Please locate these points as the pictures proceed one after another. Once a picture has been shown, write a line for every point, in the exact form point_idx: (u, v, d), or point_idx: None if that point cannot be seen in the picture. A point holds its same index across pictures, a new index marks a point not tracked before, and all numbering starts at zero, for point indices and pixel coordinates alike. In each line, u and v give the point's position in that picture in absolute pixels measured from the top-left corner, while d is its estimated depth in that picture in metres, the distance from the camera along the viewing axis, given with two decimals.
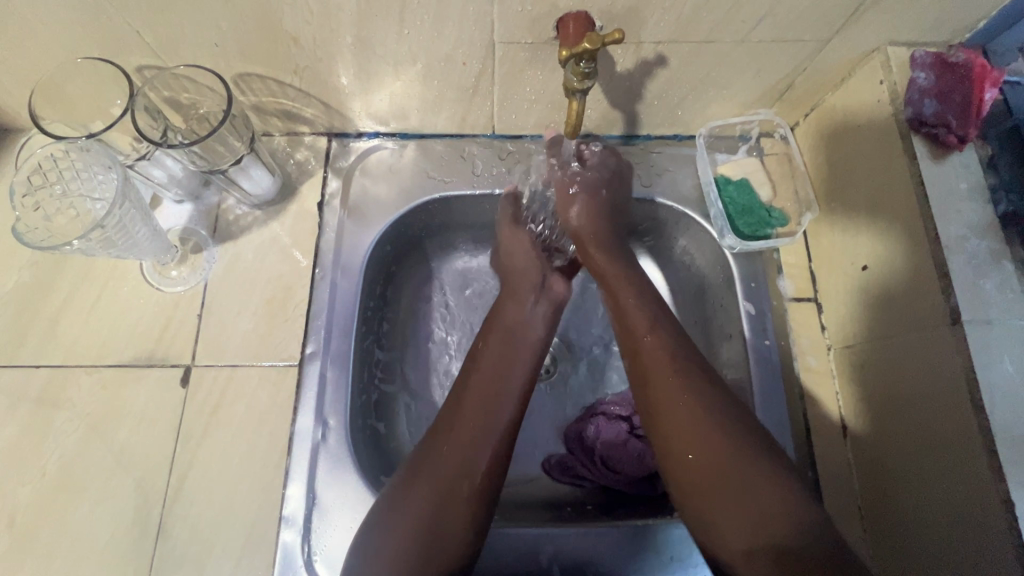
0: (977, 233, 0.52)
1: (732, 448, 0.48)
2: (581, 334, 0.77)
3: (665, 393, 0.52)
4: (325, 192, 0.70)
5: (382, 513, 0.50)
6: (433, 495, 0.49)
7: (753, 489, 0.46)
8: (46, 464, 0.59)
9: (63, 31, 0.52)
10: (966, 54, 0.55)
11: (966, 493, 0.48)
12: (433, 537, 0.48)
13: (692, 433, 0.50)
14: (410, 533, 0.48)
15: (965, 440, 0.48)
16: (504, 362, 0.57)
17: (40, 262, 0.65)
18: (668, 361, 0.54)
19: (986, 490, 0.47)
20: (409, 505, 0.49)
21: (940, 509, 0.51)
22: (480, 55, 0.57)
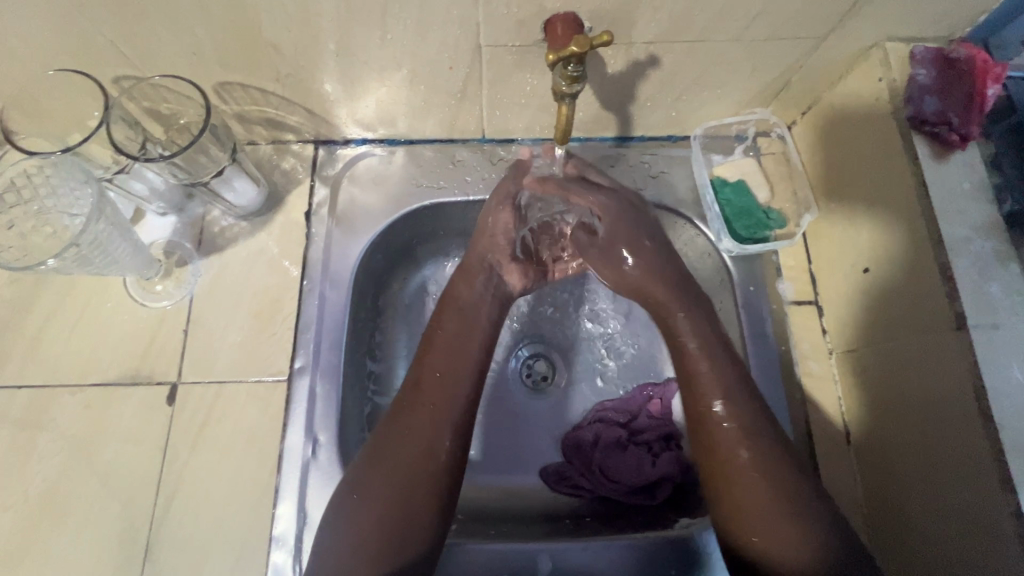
0: (981, 234, 0.51)
1: (774, 498, 0.47)
2: (555, 330, 0.76)
3: (718, 436, 0.50)
4: (312, 201, 0.69)
5: (340, 512, 0.49)
6: (389, 495, 0.49)
7: (787, 532, 0.46)
8: (30, 488, 0.57)
9: (34, 41, 0.50)
10: (966, 50, 0.54)
11: (973, 496, 0.47)
12: (388, 539, 0.47)
13: (740, 477, 0.48)
14: (367, 534, 0.47)
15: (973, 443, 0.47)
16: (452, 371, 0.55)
17: (21, 279, 0.64)
18: (727, 402, 0.51)
19: (992, 494, 0.45)
20: (363, 508, 0.48)
21: (946, 513, 0.50)
22: (467, 58, 0.56)
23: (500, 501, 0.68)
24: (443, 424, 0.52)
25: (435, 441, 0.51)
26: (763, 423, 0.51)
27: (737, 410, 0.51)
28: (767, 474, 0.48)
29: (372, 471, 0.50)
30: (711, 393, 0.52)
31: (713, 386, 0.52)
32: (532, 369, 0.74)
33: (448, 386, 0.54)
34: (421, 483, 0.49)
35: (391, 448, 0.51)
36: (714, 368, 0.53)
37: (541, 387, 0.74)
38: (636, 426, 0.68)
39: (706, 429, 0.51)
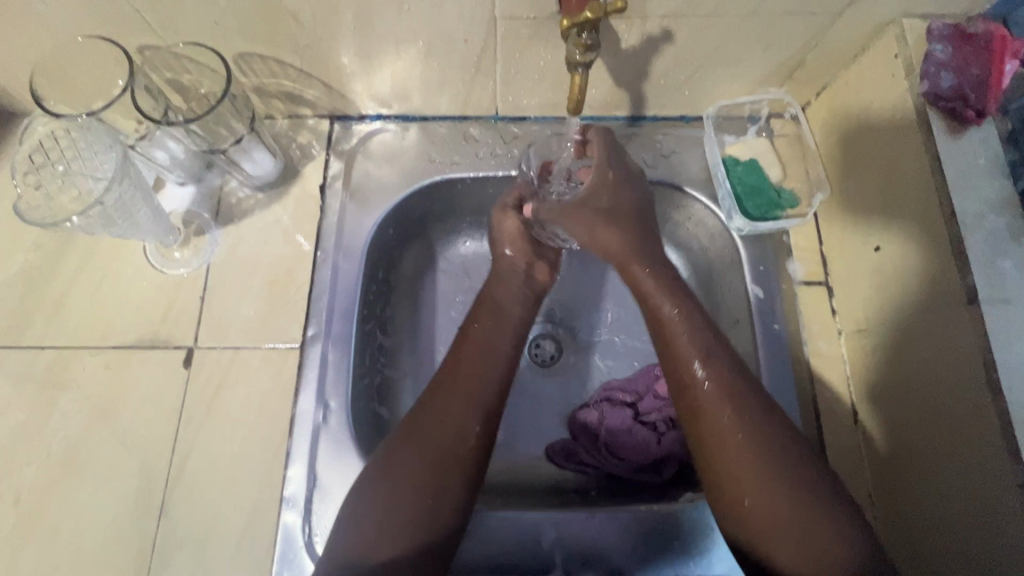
0: (995, 210, 0.50)
1: (758, 450, 0.48)
2: (568, 311, 0.77)
3: (699, 395, 0.51)
4: (327, 174, 0.70)
5: (350, 511, 0.49)
6: (417, 472, 0.49)
7: (773, 489, 0.47)
8: (51, 444, 0.59)
9: (65, 7, 0.52)
10: (985, 24, 0.53)
11: (993, 508, 0.46)
12: (405, 523, 0.47)
13: (724, 438, 0.49)
14: (386, 544, 0.47)
15: (992, 455, 0.46)
16: (475, 381, 0.54)
17: (46, 244, 0.65)
18: (705, 365, 0.52)
19: (1006, 488, 0.45)
20: (386, 477, 0.49)
21: (957, 520, 0.49)
22: (482, 31, 0.56)
23: (506, 476, 0.68)
24: (475, 413, 0.52)
25: (453, 451, 0.50)
26: (771, 420, 0.50)
27: (723, 375, 0.51)
28: (793, 495, 0.46)
29: (383, 473, 0.50)
30: (692, 354, 0.52)
31: (692, 346, 0.53)
32: (540, 349, 0.75)
33: (473, 395, 0.53)
34: (437, 474, 0.49)
35: (410, 448, 0.50)
36: (689, 328, 0.54)
37: (549, 366, 0.74)
38: (643, 405, 0.68)
39: (688, 388, 0.52)
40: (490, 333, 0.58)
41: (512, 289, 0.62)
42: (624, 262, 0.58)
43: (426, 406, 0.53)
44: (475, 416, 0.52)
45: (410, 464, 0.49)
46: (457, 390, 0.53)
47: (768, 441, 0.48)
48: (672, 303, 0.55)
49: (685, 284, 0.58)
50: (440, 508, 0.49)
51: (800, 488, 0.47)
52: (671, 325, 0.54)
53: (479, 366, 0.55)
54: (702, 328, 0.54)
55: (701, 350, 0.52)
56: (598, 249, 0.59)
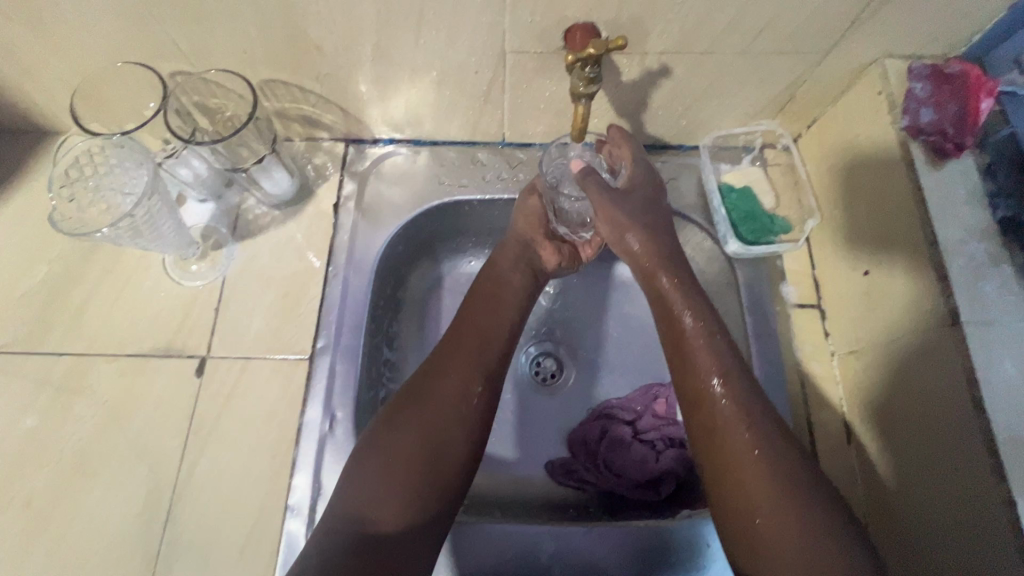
0: (974, 238, 0.53)
1: (767, 468, 0.48)
2: (568, 329, 0.79)
3: (709, 417, 0.52)
4: (340, 194, 0.73)
5: (352, 474, 0.50)
6: (421, 429, 0.52)
7: (779, 503, 0.47)
8: (64, 448, 0.61)
9: (109, 35, 0.56)
10: (960, 65, 0.57)
11: (980, 525, 0.47)
12: (410, 477, 0.50)
13: (739, 457, 0.49)
14: (392, 502, 0.48)
15: (975, 462, 0.47)
16: (479, 345, 0.58)
17: (69, 256, 0.68)
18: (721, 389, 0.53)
19: (994, 504, 0.46)
20: (391, 437, 0.51)
21: (947, 538, 0.50)
22: (492, 64, 0.60)
23: (506, 491, 0.70)
24: (476, 376, 0.56)
25: (455, 414, 0.53)
26: (780, 439, 0.50)
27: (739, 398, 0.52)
28: (799, 509, 0.46)
29: (385, 438, 0.52)
30: (711, 370, 0.54)
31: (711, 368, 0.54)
32: (541, 366, 0.77)
33: (475, 356, 0.57)
34: (441, 429, 0.52)
35: (416, 407, 0.53)
36: (709, 348, 0.55)
37: (549, 384, 0.76)
38: (642, 423, 0.70)
39: (700, 409, 0.53)
40: (496, 311, 0.61)
41: (512, 257, 0.66)
42: (652, 270, 0.60)
43: (418, 398, 0.54)
44: (478, 377, 0.56)
45: (416, 425, 0.52)
46: (462, 354, 0.57)
47: (781, 461, 0.49)
48: (695, 316, 0.57)
49: (709, 302, 0.59)
50: (444, 468, 0.51)
51: (806, 505, 0.47)
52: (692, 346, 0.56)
53: (483, 340, 0.58)
54: (723, 348, 0.55)
55: (718, 368, 0.54)
56: (626, 256, 0.62)
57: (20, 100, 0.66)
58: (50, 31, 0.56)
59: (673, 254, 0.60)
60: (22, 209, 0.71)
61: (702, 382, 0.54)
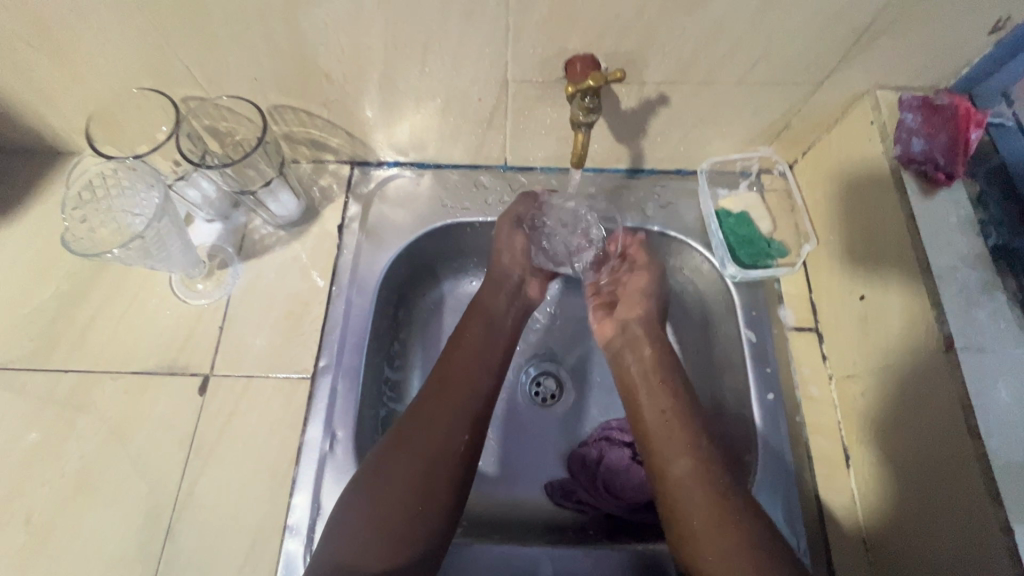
0: (967, 264, 0.54)
1: (727, 542, 0.50)
2: (570, 350, 0.80)
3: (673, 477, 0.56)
4: (345, 215, 0.74)
5: (345, 514, 0.51)
6: (404, 472, 0.53)
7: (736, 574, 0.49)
8: (65, 465, 0.61)
9: (126, 62, 0.58)
10: (949, 98, 0.59)
11: (980, 552, 0.47)
12: (392, 519, 0.51)
13: (695, 511, 0.53)
14: (376, 540, 0.50)
15: (972, 487, 0.47)
16: (464, 389, 0.59)
17: (78, 273, 0.70)
18: (685, 452, 0.57)
19: (990, 532, 0.46)
20: (381, 473, 0.53)
21: (947, 565, 0.50)
22: (495, 92, 0.62)
23: (505, 512, 0.70)
24: (462, 420, 0.57)
25: (440, 463, 0.54)
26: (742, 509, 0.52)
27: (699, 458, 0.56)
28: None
29: (376, 474, 0.53)
30: (676, 447, 0.57)
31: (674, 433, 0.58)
32: (542, 387, 0.78)
33: (460, 401, 0.58)
34: (422, 473, 0.53)
35: (402, 449, 0.54)
36: (676, 415, 0.59)
37: (549, 404, 0.77)
38: None
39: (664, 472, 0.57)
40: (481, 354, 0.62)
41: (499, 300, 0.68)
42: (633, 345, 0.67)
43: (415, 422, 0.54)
44: (463, 422, 0.57)
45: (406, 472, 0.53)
46: (447, 395, 0.58)
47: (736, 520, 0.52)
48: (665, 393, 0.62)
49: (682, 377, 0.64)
50: (425, 512, 0.52)
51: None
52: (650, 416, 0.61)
53: (468, 382, 0.59)
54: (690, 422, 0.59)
55: (684, 443, 0.57)
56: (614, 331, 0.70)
57: (37, 123, 0.68)
58: (70, 57, 0.58)
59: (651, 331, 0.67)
60: (33, 227, 0.72)
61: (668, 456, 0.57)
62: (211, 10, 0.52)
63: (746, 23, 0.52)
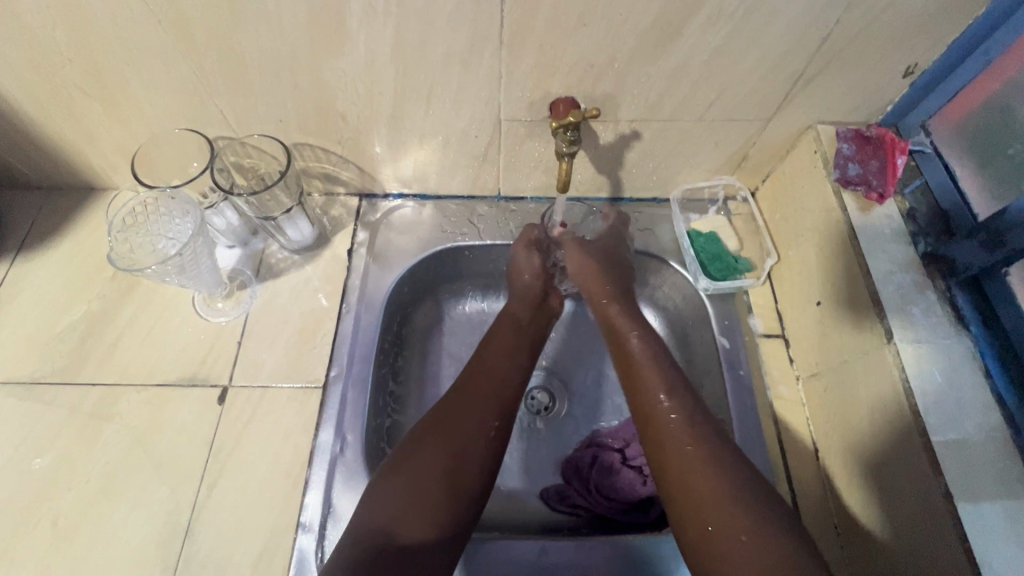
0: (901, 269, 0.62)
1: (712, 478, 0.53)
2: (572, 372, 0.86)
3: (702, 496, 0.52)
4: (354, 241, 0.82)
5: (381, 486, 0.55)
6: (446, 443, 0.58)
7: (729, 510, 0.51)
8: (91, 471, 0.65)
9: (167, 106, 0.67)
10: (877, 130, 0.69)
11: (929, 520, 0.52)
12: (431, 479, 0.55)
13: (688, 474, 0.54)
14: (413, 503, 0.53)
15: (916, 460, 0.54)
16: (499, 370, 0.65)
17: (107, 295, 0.76)
18: (683, 431, 0.57)
19: (936, 501, 0.52)
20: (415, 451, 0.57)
21: (904, 536, 0.55)
22: (489, 130, 0.71)
23: (502, 514, 0.74)
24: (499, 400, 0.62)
25: (479, 436, 0.59)
26: (731, 460, 0.55)
27: (716, 456, 0.55)
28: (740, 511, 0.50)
29: (415, 449, 0.57)
30: (658, 387, 0.62)
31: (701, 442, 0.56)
32: (534, 401, 0.83)
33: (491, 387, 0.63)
34: (474, 437, 0.59)
35: (444, 426, 0.59)
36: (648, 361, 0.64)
37: (549, 418, 0.82)
38: (630, 451, 0.77)
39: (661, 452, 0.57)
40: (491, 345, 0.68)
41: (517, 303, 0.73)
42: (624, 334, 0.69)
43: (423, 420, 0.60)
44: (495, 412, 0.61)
45: (441, 459, 0.56)
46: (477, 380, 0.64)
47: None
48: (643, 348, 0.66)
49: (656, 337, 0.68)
50: (466, 473, 0.56)
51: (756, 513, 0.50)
52: (654, 393, 0.62)
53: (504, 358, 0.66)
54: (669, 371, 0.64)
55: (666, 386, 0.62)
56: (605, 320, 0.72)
57: (79, 161, 0.76)
58: (119, 102, 0.66)
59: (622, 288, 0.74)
60: (66, 254, 0.78)
61: (653, 406, 0.61)
62: (249, 63, 0.61)
63: (701, 70, 0.62)
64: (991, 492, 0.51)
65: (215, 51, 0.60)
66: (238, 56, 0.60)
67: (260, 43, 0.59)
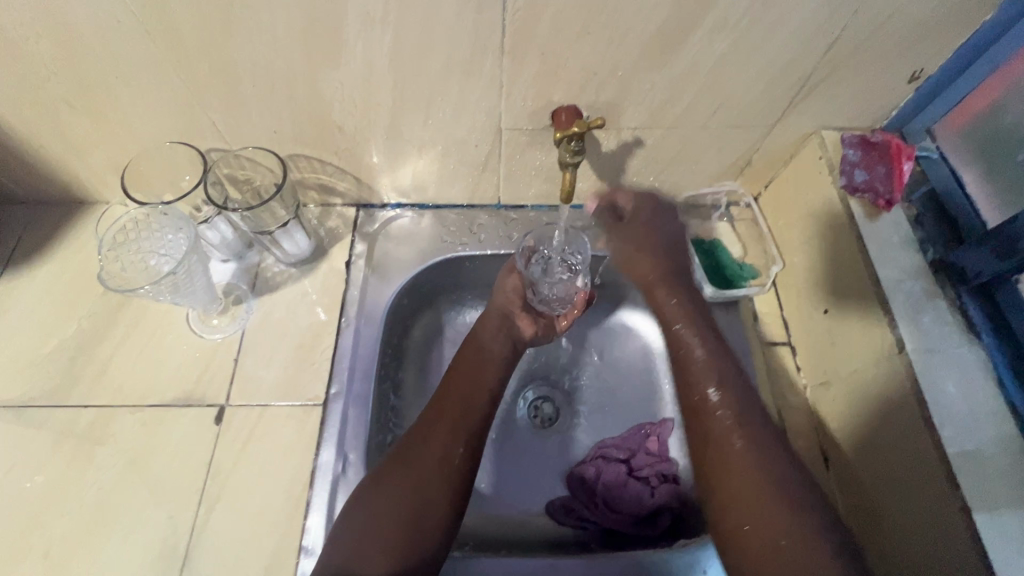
0: (910, 277, 0.61)
1: (757, 475, 0.53)
2: (572, 378, 0.85)
3: (743, 494, 0.52)
4: (352, 252, 0.80)
5: (345, 526, 0.55)
6: (408, 480, 0.56)
7: (768, 510, 0.51)
8: (84, 496, 0.63)
9: (158, 119, 0.65)
10: (882, 135, 0.69)
11: (946, 533, 0.52)
12: (392, 519, 0.54)
13: (734, 468, 0.54)
14: (374, 545, 0.53)
15: (931, 473, 0.53)
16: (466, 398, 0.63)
17: (98, 313, 0.74)
18: (727, 424, 0.57)
19: (953, 515, 0.51)
20: (375, 492, 0.56)
21: (919, 548, 0.54)
22: (489, 139, 0.70)
23: (508, 529, 0.73)
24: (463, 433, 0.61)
25: (445, 469, 0.58)
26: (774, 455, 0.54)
27: (759, 452, 0.54)
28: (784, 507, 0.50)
29: (379, 486, 0.56)
30: (707, 380, 0.60)
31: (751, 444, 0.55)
32: (537, 411, 0.82)
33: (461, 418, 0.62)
34: (436, 471, 0.57)
35: (406, 462, 0.58)
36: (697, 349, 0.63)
37: (551, 429, 0.81)
38: (636, 462, 0.75)
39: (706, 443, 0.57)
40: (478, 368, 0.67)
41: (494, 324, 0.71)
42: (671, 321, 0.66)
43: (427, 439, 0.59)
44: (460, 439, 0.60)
45: (402, 496, 0.55)
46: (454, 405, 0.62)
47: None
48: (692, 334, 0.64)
49: (706, 320, 0.66)
50: (430, 510, 0.55)
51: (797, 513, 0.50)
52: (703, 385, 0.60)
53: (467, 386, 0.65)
54: (719, 358, 0.62)
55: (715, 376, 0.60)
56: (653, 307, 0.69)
57: (66, 175, 0.74)
58: (107, 115, 0.64)
59: (668, 270, 0.69)
60: (54, 271, 0.76)
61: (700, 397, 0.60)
62: (241, 75, 0.59)
63: (706, 77, 0.61)
64: (1010, 505, 0.50)
65: (207, 62, 0.58)
66: (230, 68, 0.59)
67: (253, 54, 0.57)
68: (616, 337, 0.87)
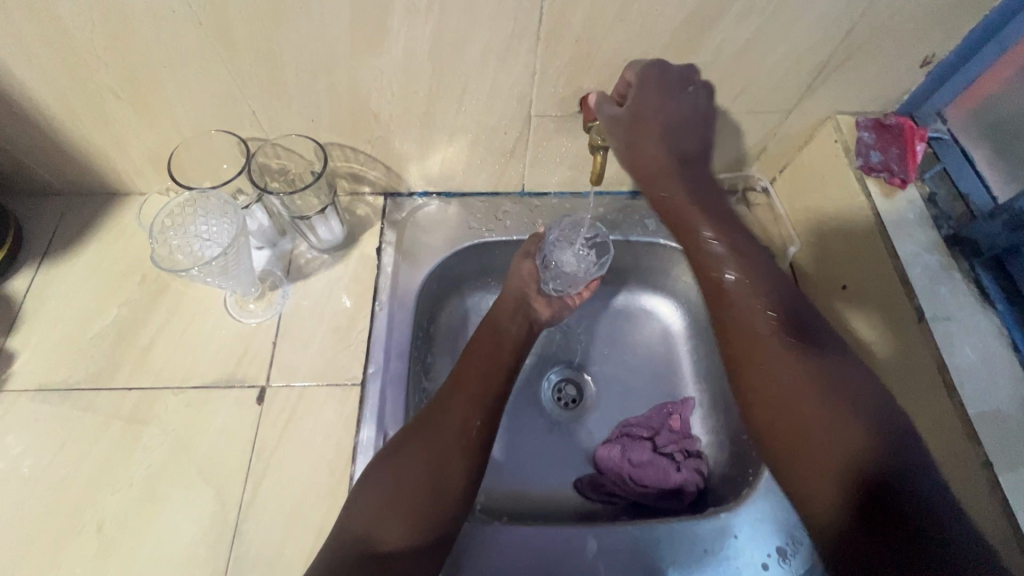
0: (927, 251, 0.64)
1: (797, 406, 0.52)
2: (591, 359, 0.88)
3: (782, 430, 0.52)
4: (382, 239, 0.82)
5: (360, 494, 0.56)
6: (426, 449, 0.58)
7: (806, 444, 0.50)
8: (134, 474, 0.65)
9: (200, 109, 0.67)
10: (896, 118, 0.73)
11: (968, 489, 0.55)
12: (413, 486, 0.55)
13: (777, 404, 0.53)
14: (396, 510, 0.54)
15: (953, 434, 0.56)
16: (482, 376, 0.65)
17: (137, 300, 0.75)
18: (760, 357, 0.56)
19: (976, 471, 0.54)
20: (396, 459, 0.57)
21: None
22: (519, 126, 0.72)
23: (540, 505, 0.76)
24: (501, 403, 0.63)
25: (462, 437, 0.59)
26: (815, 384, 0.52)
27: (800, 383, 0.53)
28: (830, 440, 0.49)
29: (398, 454, 0.58)
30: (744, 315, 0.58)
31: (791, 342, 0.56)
32: (562, 393, 0.85)
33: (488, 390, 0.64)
34: (454, 440, 0.59)
35: (426, 433, 0.59)
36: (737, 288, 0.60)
37: (573, 409, 0.84)
38: (660, 439, 0.78)
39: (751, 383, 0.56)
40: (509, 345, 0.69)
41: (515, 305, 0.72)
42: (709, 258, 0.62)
43: (469, 410, 0.61)
44: (478, 411, 0.62)
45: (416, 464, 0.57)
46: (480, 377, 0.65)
47: (866, 496, 0.46)
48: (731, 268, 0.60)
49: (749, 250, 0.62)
50: (449, 478, 0.57)
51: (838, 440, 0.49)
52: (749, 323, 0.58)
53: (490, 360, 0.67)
54: (761, 288, 0.59)
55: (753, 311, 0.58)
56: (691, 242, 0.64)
57: (104, 166, 0.75)
58: (151, 105, 0.66)
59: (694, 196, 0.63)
60: (92, 260, 0.78)
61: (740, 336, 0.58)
62: (286, 64, 0.62)
63: (730, 64, 0.64)
64: None
65: (255, 53, 0.60)
66: (275, 57, 0.61)
67: (298, 43, 0.59)
68: (634, 320, 0.90)
